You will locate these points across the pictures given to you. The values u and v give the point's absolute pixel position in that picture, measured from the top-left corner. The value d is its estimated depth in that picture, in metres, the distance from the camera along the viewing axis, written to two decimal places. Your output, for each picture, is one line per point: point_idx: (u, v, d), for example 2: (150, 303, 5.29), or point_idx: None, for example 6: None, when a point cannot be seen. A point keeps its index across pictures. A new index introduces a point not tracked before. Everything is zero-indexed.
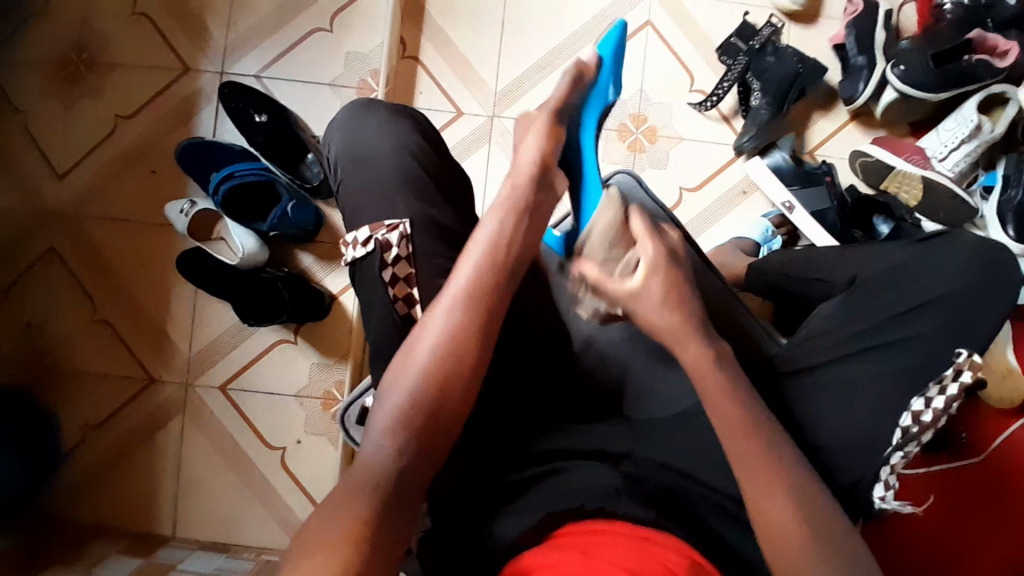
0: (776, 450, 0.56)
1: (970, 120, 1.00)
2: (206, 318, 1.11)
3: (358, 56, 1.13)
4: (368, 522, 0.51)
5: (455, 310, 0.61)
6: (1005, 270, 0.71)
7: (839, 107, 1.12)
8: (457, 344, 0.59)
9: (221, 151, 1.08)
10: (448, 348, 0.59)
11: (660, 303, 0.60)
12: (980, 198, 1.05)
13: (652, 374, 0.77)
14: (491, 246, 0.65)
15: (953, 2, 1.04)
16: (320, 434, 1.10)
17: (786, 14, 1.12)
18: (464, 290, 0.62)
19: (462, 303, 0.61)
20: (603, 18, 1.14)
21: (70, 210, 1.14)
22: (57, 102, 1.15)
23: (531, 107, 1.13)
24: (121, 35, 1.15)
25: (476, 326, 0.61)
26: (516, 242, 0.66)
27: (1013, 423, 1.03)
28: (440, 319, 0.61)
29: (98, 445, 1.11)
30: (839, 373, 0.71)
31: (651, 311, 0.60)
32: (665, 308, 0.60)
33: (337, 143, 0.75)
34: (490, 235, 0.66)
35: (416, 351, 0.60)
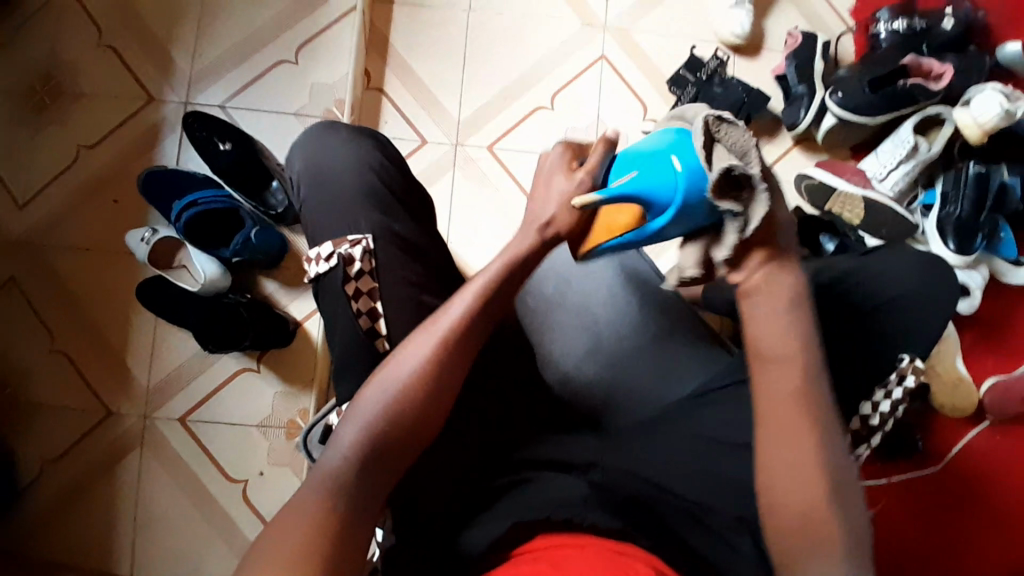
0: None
1: (906, 141, 1.07)
2: (168, 347, 1.10)
3: (323, 87, 1.16)
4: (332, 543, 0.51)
5: (442, 341, 0.60)
6: (946, 278, 0.76)
7: (783, 134, 1.18)
8: (437, 376, 0.59)
9: (185, 180, 1.09)
10: (430, 378, 0.59)
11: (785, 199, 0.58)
12: (921, 216, 1.12)
13: (634, 387, 0.79)
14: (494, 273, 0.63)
15: (887, 31, 1.13)
16: (286, 464, 1.08)
17: (731, 47, 1.19)
18: (455, 326, 0.61)
19: (452, 337, 0.61)
20: (560, 51, 1.19)
21: (28, 239, 1.12)
22: (18, 133, 1.15)
23: (494, 135, 1.17)
24: (85, 67, 1.16)
25: (458, 360, 0.61)
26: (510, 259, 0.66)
27: (970, 431, 1.07)
28: (426, 348, 0.60)
29: (52, 482, 1.07)
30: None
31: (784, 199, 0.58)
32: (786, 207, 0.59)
33: (298, 164, 0.77)
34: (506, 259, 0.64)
35: (396, 372, 0.59)
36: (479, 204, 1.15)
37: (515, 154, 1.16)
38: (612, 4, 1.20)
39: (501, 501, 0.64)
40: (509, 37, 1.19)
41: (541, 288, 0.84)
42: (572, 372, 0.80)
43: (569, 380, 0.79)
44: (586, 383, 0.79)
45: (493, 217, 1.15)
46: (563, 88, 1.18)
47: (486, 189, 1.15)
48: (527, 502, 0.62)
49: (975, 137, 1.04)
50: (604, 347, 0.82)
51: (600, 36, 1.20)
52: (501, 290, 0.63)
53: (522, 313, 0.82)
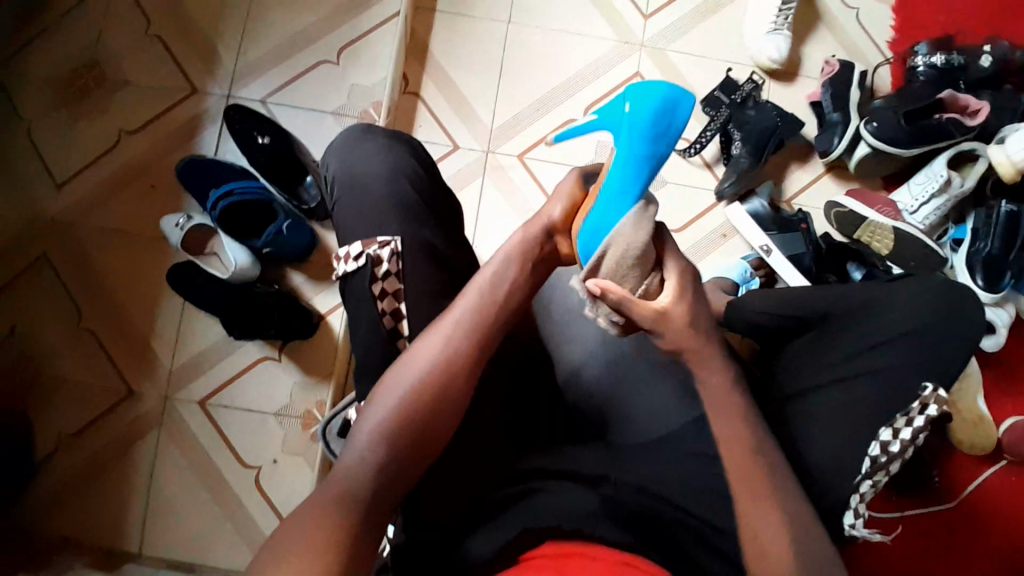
0: (752, 476, 0.58)
1: (940, 175, 1.06)
2: (192, 332, 1.12)
3: (362, 87, 1.18)
4: (345, 538, 0.51)
5: (448, 339, 0.62)
6: (971, 314, 0.75)
7: (815, 160, 1.18)
8: (446, 373, 0.60)
9: (222, 170, 1.11)
10: (439, 373, 0.60)
11: (686, 328, 0.59)
12: (951, 250, 1.10)
13: (638, 401, 0.76)
14: (489, 287, 0.65)
15: (925, 65, 1.13)
16: (298, 454, 1.09)
17: (765, 72, 1.20)
18: (458, 324, 0.62)
19: (459, 335, 0.62)
20: (594, 68, 1.21)
21: (65, 218, 1.15)
22: (62, 116, 1.18)
23: (524, 145, 1.18)
24: (133, 55, 1.19)
25: (469, 360, 0.62)
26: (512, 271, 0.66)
27: (987, 470, 1.06)
28: (433, 346, 0.61)
29: (69, 457, 1.09)
30: (809, 408, 0.75)
31: (686, 326, 0.59)
32: (691, 330, 0.59)
33: (335, 162, 0.79)
34: (491, 275, 0.66)
35: (406, 372, 0.60)
36: (506, 211, 1.16)
37: (544, 165, 1.17)
38: (649, 24, 1.22)
39: (509, 511, 0.63)
40: (546, 50, 1.21)
41: (560, 297, 0.83)
42: (581, 377, 0.78)
43: (574, 381, 0.78)
44: (601, 393, 0.77)
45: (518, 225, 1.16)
46: (596, 103, 1.19)
47: (514, 197, 1.17)
48: (533, 513, 0.61)
49: (1009, 174, 1.03)
50: (621, 356, 0.79)
51: (636, 54, 1.21)
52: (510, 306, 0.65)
53: (538, 311, 0.82)
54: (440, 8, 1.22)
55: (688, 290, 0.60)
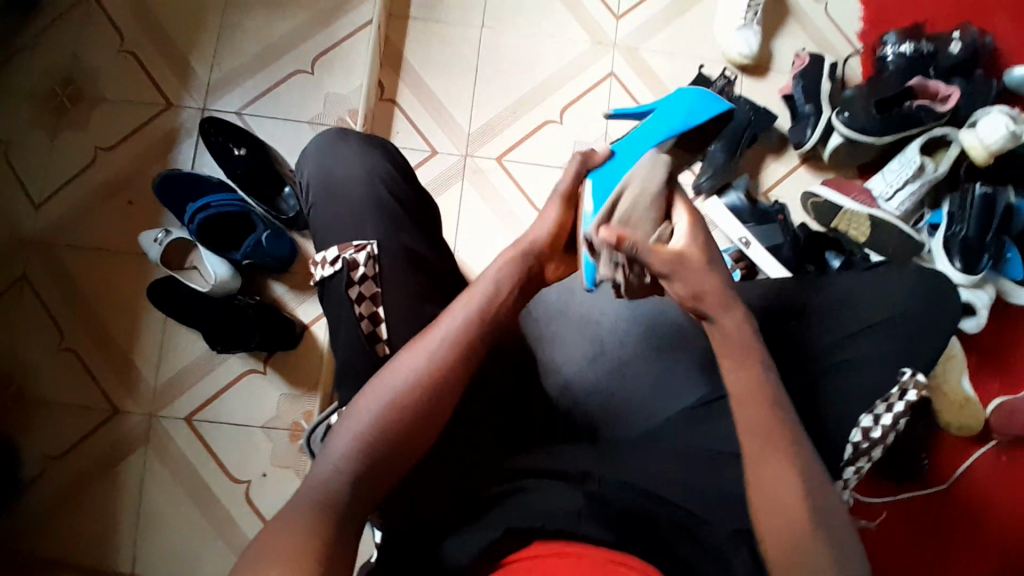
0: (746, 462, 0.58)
1: (913, 161, 1.08)
2: (175, 348, 1.11)
3: (338, 96, 1.19)
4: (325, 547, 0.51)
5: (434, 354, 0.61)
6: (946, 298, 0.77)
7: (791, 151, 1.19)
8: (431, 388, 0.60)
9: (199, 183, 1.11)
10: (426, 384, 0.60)
11: (702, 271, 0.63)
12: (928, 234, 1.12)
13: (633, 405, 0.78)
14: (487, 297, 0.65)
15: (894, 54, 1.15)
16: (287, 466, 1.08)
17: (738, 67, 1.21)
18: (446, 338, 0.62)
19: (445, 349, 0.62)
20: (568, 69, 1.21)
21: (44, 238, 1.14)
22: (39, 134, 1.18)
23: (504, 147, 1.18)
24: (107, 72, 1.19)
25: (455, 367, 0.62)
26: (502, 273, 0.67)
27: (975, 451, 1.06)
28: (418, 360, 0.61)
29: (55, 479, 1.07)
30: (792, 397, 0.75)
31: (700, 270, 0.63)
32: (708, 276, 0.63)
33: (308, 169, 0.79)
34: (488, 286, 0.66)
35: (388, 383, 0.60)
36: (488, 214, 1.16)
37: (524, 166, 1.18)
38: (622, 24, 1.23)
39: (493, 510, 0.62)
40: (521, 52, 1.22)
41: (546, 298, 0.84)
42: (573, 386, 0.79)
43: (567, 392, 0.79)
44: (592, 393, 0.79)
45: (499, 227, 1.16)
46: (572, 103, 1.20)
47: (493, 199, 1.17)
48: (516, 512, 0.61)
49: (980, 158, 1.05)
50: (609, 358, 0.81)
51: (610, 54, 1.22)
52: (491, 309, 0.65)
53: (525, 324, 0.81)
54: (413, 16, 1.22)
55: (700, 238, 0.65)
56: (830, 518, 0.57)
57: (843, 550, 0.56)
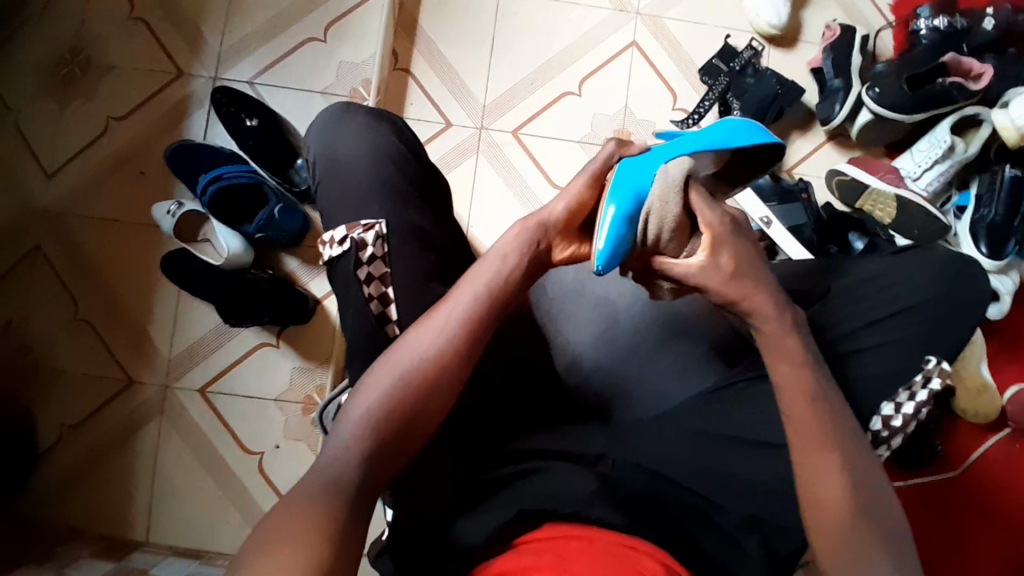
0: None
1: (943, 141, 1.04)
2: (188, 321, 1.11)
3: (351, 65, 1.16)
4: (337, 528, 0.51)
5: (440, 332, 0.61)
6: (971, 284, 0.75)
7: (817, 128, 1.15)
8: (437, 365, 0.59)
9: (210, 154, 1.09)
10: (432, 364, 0.59)
11: (727, 280, 0.59)
12: (954, 217, 1.09)
13: (643, 382, 0.78)
14: (490, 279, 0.64)
15: (928, 28, 1.11)
16: (300, 439, 1.09)
17: (765, 38, 1.17)
18: (452, 317, 0.61)
19: (452, 328, 0.61)
20: (586, 39, 1.17)
21: (58, 208, 1.14)
22: (49, 102, 1.16)
23: (519, 121, 1.16)
24: (117, 38, 1.17)
25: (464, 345, 0.61)
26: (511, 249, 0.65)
27: (990, 438, 1.05)
28: (425, 338, 0.60)
29: (73, 447, 1.09)
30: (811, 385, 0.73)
31: (726, 277, 0.59)
32: (733, 282, 0.59)
33: (319, 143, 0.77)
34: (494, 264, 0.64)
35: (394, 364, 0.59)
36: (501, 190, 1.14)
37: (539, 141, 1.15)
38: None
39: (501, 492, 0.62)
40: (539, 20, 1.18)
41: (557, 276, 0.83)
42: (581, 362, 0.79)
43: (575, 366, 0.78)
44: (600, 377, 0.78)
45: (513, 204, 1.14)
46: (591, 75, 1.17)
47: (508, 175, 1.15)
48: (523, 495, 0.61)
49: (1012, 139, 1.01)
50: (621, 340, 0.80)
51: (631, 23, 1.18)
52: (501, 291, 0.64)
53: (535, 300, 0.81)
54: None
55: (724, 243, 0.60)
56: (849, 508, 0.56)
57: (860, 540, 0.55)
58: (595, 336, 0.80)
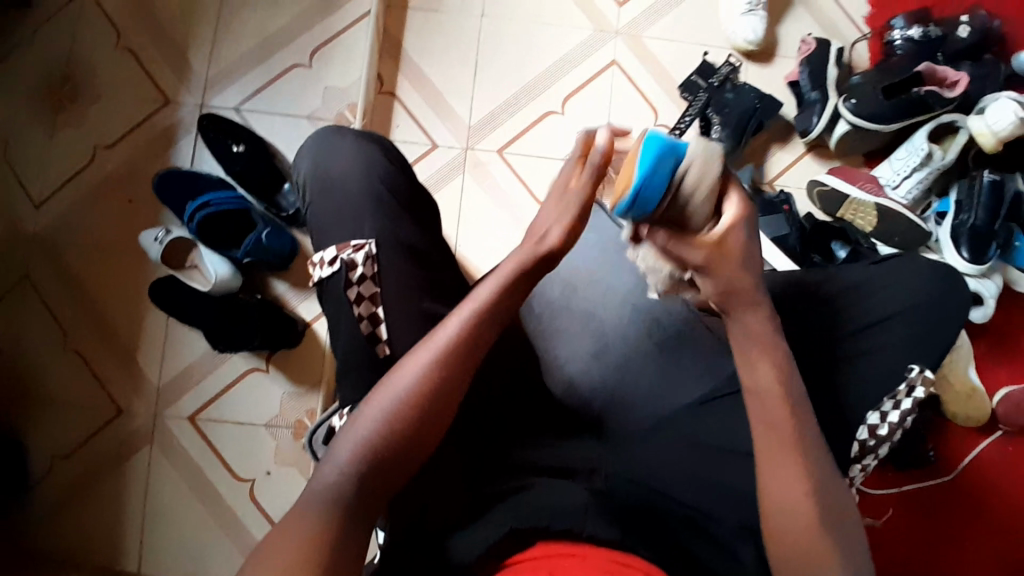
0: None
1: (921, 149, 1.05)
2: (177, 347, 1.11)
3: (336, 90, 1.17)
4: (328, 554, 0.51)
5: (440, 357, 0.60)
6: (955, 290, 0.76)
7: (796, 140, 1.17)
8: (436, 390, 0.59)
9: (199, 180, 1.10)
10: (430, 388, 0.59)
11: (740, 267, 0.57)
12: (934, 223, 1.10)
13: (639, 396, 0.78)
14: (492, 297, 0.62)
15: (902, 38, 1.13)
16: (292, 464, 1.09)
17: (743, 54, 1.19)
18: (452, 340, 0.60)
19: (452, 352, 0.60)
20: (569, 58, 1.19)
21: (45, 237, 1.14)
22: (36, 132, 1.17)
23: (505, 139, 1.17)
24: (103, 68, 1.18)
25: (460, 368, 0.60)
26: (521, 268, 0.63)
27: (982, 441, 1.06)
28: (423, 362, 0.60)
29: (62, 478, 1.08)
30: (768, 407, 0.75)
31: (740, 263, 0.58)
32: (744, 271, 0.58)
33: (304, 168, 0.78)
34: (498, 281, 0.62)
35: (391, 388, 0.59)
36: (488, 208, 1.15)
37: (526, 159, 1.17)
38: (623, 10, 1.21)
39: (495, 508, 0.62)
40: (521, 41, 1.20)
41: (545, 293, 0.83)
42: (574, 379, 0.78)
43: (572, 386, 0.78)
44: (595, 395, 0.77)
45: (500, 221, 1.15)
46: (573, 94, 1.18)
47: (495, 193, 1.16)
48: (517, 509, 0.60)
49: (989, 145, 1.03)
50: (614, 355, 0.81)
51: (612, 42, 1.20)
52: (502, 311, 0.62)
53: (525, 317, 0.81)
54: (412, 5, 1.20)
55: (746, 228, 0.57)
56: (833, 514, 0.57)
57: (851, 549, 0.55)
58: (591, 352, 0.81)
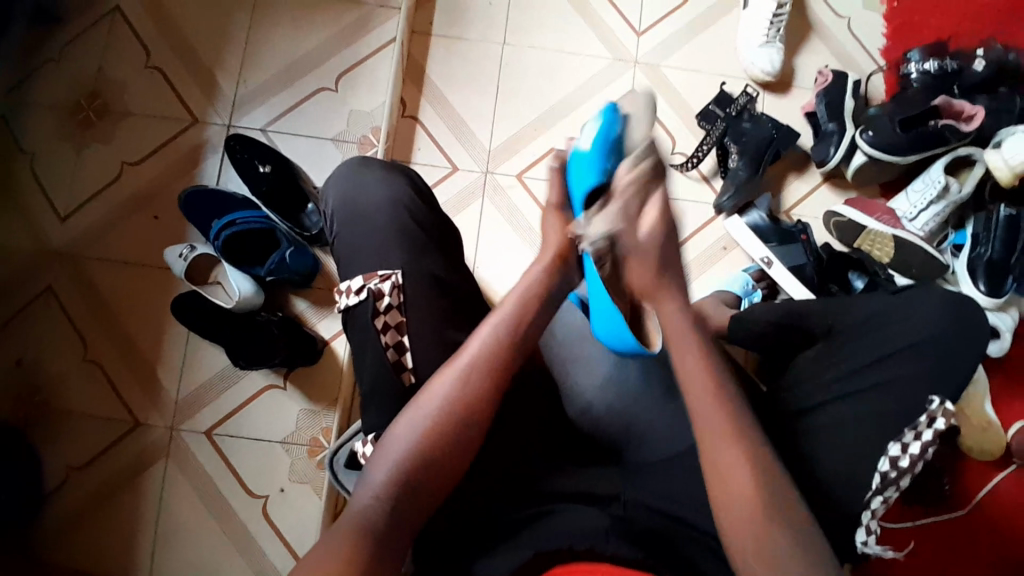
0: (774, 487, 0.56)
1: (938, 181, 1.05)
2: (196, 363, 1.12)
3: (361, 113, 1.20)
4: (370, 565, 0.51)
5: (463, 377, 0.62)
6: (972, 323, 0.76)
7: (813, 170, 1.19)
8: (462, 409, 0.61)
9: (224, 199, 1.12)
10: (459, 404, 0.61)
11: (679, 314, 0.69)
12: (951, 256, 1.11)
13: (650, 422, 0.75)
14: (510, 322, 0.66)
15: (919, 71, 1.14)
16: (306, 481, 1.09)
17: (760, 84, 1.21)
18: (474, 357, 0.63)
19: (473, 372, 0.62)
20: (590, 85, 1.22)
21: (69, 251, 1.16)
22: (63, 148, 1.20)
23: (524, 164, 1.19)
24: (132, 87, 1.21)
25: (488, 389, 0.62)
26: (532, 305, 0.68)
27: (996, 474, 1.05)
28: (449, 381, 0.62)
29: (77, 490, 1.09)
30: (777, 439, 0.76)
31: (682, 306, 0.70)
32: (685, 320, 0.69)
33: (333, 200, 0.79)
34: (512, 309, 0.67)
35: (422, 410, 0.60)
36: (507, 232, 1.17)
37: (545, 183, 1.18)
38: (643, 40, 1.23)
39: (520, 536, 0.63)
40: (543, 67, 1.22)
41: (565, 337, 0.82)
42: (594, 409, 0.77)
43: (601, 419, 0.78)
44: (615, 416, 0.76)
45: (519, 245, 1.16)
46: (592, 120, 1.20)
47: (514, 216, 1.17)
48: (545, 536, 0.61)
49: (1005, 178, 1.03)
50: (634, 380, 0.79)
51: (631, 71, 1.22)
52: (525, 337, 0.66)
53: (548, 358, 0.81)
54: (436, 33, 1.23)
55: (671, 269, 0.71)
56: None
57: None
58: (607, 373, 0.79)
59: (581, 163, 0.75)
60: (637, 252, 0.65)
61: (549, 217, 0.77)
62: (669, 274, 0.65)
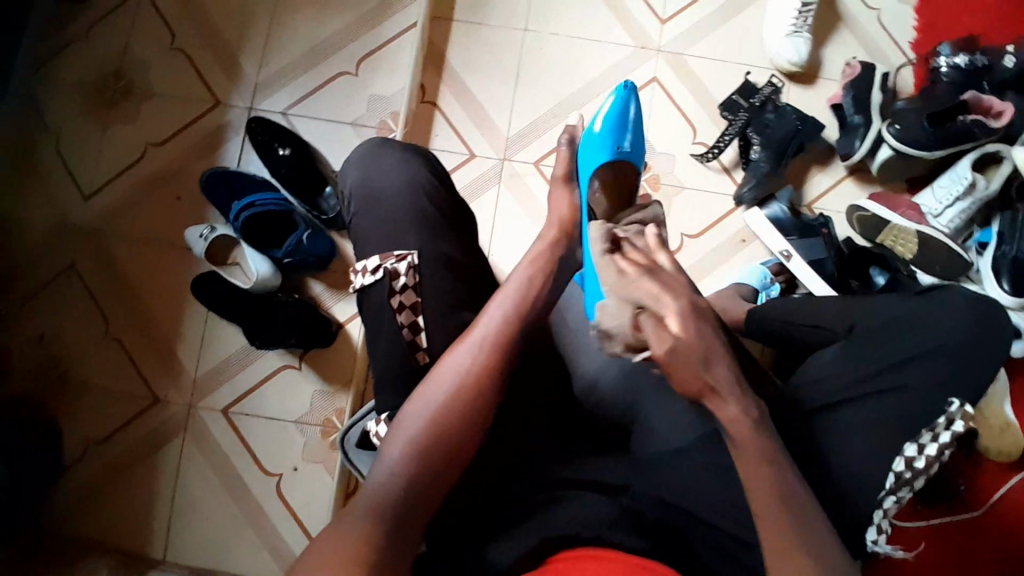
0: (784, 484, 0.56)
1: (964, 178, 1.03)
2: (214, 342, 1.14)
3: (380, 98, 1.20)
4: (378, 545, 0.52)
5: (477, 352, 0.63)
6: (993, 323, 0.75)
7: (838, 164, 1.17)
8: (475, 384, 0.61)
9: (246, 181, 1.14)
10: (472, 380, 0.61)
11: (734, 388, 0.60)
12: (976, 253, 1.09)
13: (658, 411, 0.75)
14: (518, 299, 0.67)
15: (948, 65, 1.11)
16: (318, 461, 1.11)
17: (785, 74, 1.19)
18: (487, 332, 0.64)
19: (486, 348, 0.63)
20: (611, 74, 1.20)
21: (92, 229, 1.18)
22: (88, 127, 1.21)
23: (542, 151, 1.18)
24: (155, 68, 1.22)
25: (499, 364, 0.63)
26: (537, 282, 0.70)
27: (1012, 477, 1.03)
28: (461, 357, 0.63)
29: (97, 463, 1.11)
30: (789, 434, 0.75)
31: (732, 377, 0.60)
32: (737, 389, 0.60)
33: (353, 178, 0.79)
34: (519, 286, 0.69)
35: (436, 387, 0.61)
36: (523, 219, 1.16)
37: None
38: (667, 28, 1.21)
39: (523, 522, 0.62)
40: (564, 55, 1.21)
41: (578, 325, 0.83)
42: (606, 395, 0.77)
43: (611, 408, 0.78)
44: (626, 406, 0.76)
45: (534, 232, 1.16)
46: None
47: (530, 203, 1.17)
48: (550, 522, 0.60)
49: None
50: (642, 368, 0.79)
51: (654, 59, 1.20)
52: (532, 314, 0.67)
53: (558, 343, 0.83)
54: (457, 18, 1.22)
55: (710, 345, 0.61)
56: None
57: None
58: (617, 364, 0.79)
59: (593, 142, 0.86)
60: (677, 356, 0.60)
61: (558, 187, 0.84)
62: (717, 367, 0.60)
